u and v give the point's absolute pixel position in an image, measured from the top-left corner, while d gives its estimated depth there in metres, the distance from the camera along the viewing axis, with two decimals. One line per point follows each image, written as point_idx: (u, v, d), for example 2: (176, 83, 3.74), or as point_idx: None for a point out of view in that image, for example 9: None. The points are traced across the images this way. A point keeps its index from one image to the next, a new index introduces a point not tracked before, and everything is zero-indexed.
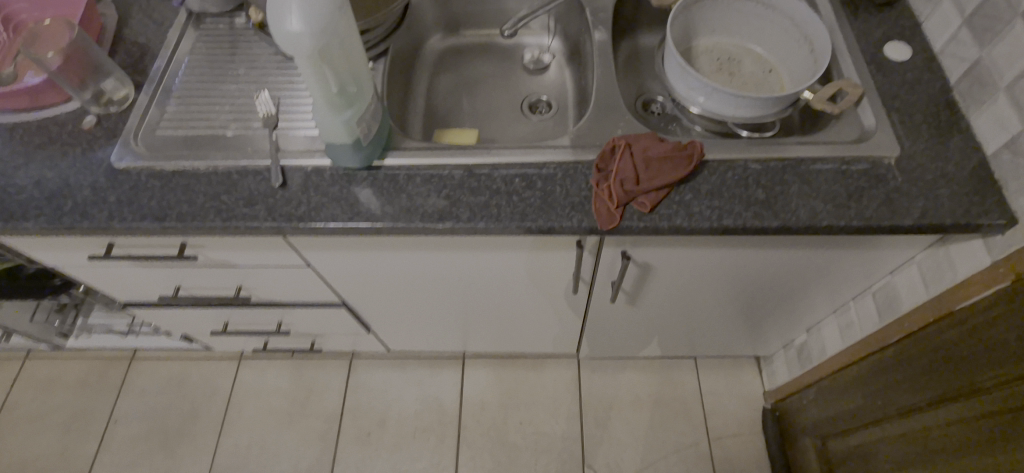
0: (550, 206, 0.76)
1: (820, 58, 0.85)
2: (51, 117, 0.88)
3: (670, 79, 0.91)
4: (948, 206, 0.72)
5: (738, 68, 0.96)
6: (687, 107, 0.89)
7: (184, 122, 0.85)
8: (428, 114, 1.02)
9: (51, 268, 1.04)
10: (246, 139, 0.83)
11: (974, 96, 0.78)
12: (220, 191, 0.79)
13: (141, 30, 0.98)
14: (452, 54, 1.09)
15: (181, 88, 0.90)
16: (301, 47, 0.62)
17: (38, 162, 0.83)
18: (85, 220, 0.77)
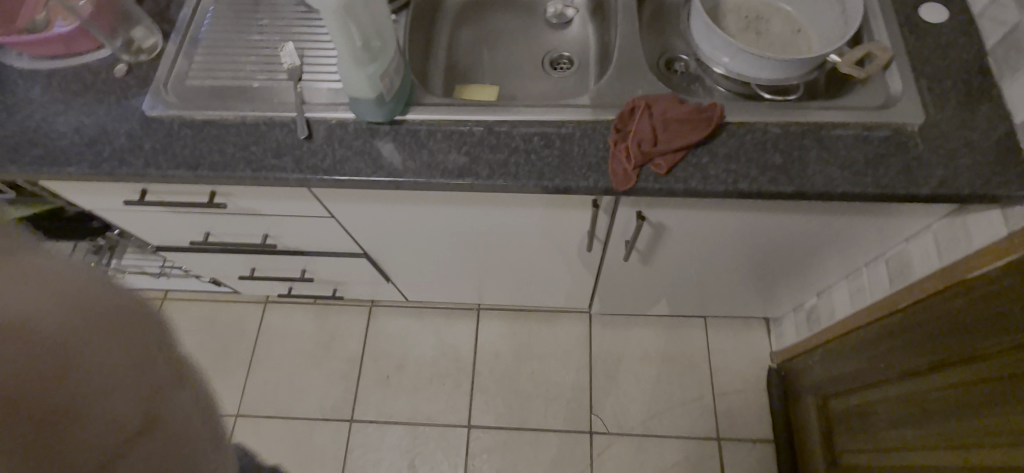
0: (568, 165, 0.77)
1: (851, 19, 0.83)
2: (85, 65, 0.90)
3: (696, 38, 0.90)
4: (969, 175, 0.72)
5: (765, 27, 0.94)
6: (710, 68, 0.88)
7: (213, 73, 0.87)
8: (449, 69, 1.02)
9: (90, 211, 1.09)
10: (274, 91, 0.85)
11: (1008, 63, 0.76)
12: (248, 141, 0.82)
13: None
14: (474, 7, 1.07)
15: (207, 38, 0.91)
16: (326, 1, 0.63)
17: (76, 108, 0.86)
18: (123, 167, 0.81)
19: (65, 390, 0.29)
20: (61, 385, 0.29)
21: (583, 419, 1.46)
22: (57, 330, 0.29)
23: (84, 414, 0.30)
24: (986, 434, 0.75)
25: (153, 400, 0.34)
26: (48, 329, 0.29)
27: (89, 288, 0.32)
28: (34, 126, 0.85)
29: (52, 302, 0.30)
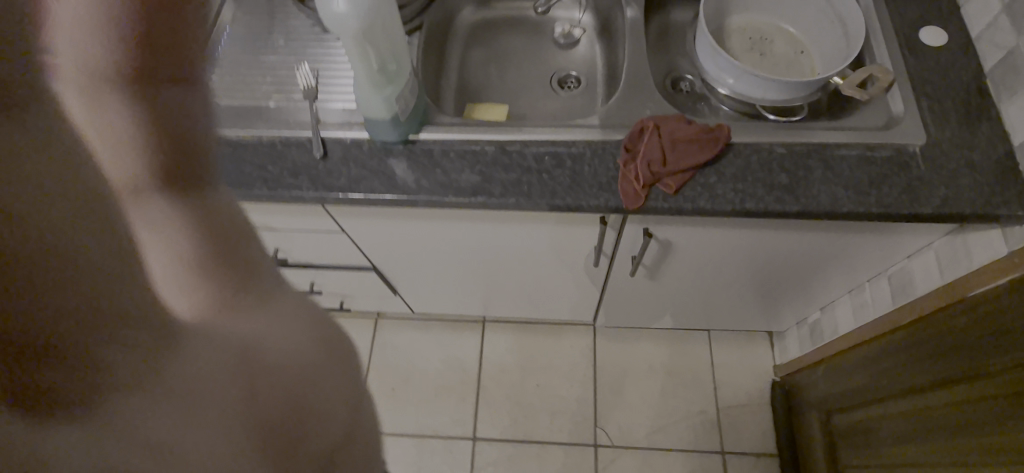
0: (579, 185, 0.79)
1: (853, 42, 0.85)
2: None
3: (701, 59, 0.92)
4: (971, 195, 0.74)
5: (769, 48, 0.96)
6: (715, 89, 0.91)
7: (230, 94, 0.90)
8: (459, 88, 1.04)
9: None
10: (289, 111, 0.87)
11: (1007, 85, 0.78)
12: (265, 160, 0.83)
13: None
14: (483, 28, 1.10)
15: (224, 59, 0.94)
16: (349, 36, 0.66)
17: None
18: None
19: (291, 424, 0.30)
20: (289, 420, 0.29)
21: (589, 432, 1.46)
22: (284, 367, 0.30)
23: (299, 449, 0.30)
24: (990, 451, 0.76)
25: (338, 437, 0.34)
26: (281, 364, 0.30)
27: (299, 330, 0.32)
28: None
29: (283, 340, 0.31)
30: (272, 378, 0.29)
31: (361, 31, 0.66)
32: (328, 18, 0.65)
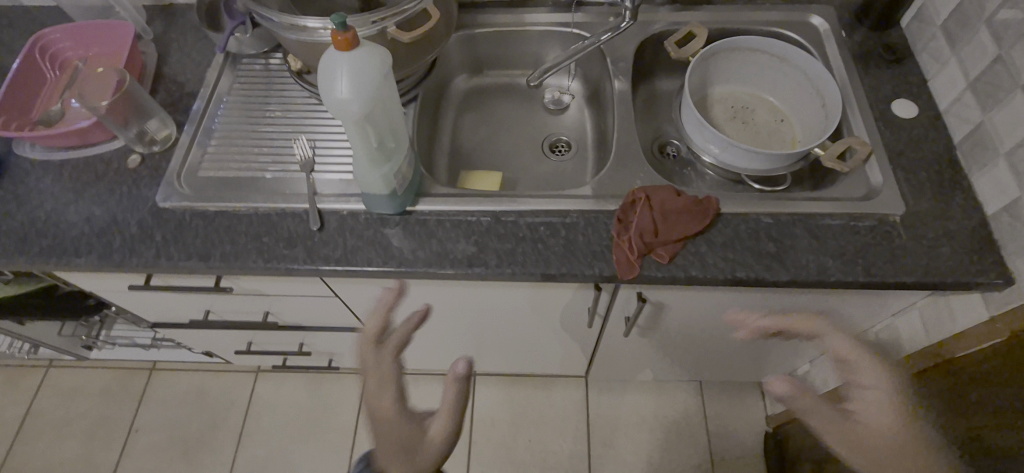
0: (573, 254, 0.80)
1: (832, 114, 0.90)
2: (97, 154, 0.92)
3: (687, 129, 0.96)
4: (949, 263, 0.77)
5: (751, 116, 1.01)
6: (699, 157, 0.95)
7: (226, 164, 0.91)
8: (452, 153, 1.06)
9: (90, 292, 1.09)
10: (285, 182, 0.88)
11: (976, 158, 0.82)
12: (260, 231, 0.83)
13: (181, 69, 1.03)
14: (476, 94, 1.13)
15: (220, 130, 0.95)
16: (348, 118, 0.67)
17: (87, 198, 0.88)
18: (133, 257, 0.82)
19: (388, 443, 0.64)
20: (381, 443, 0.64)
21: None
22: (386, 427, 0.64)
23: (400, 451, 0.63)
24: None
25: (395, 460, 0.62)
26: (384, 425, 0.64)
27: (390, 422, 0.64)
28: (45, 216, 0.86)
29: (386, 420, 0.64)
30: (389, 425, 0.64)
31: (360, 114, 0.67)
32: (329, 99, 0.66)
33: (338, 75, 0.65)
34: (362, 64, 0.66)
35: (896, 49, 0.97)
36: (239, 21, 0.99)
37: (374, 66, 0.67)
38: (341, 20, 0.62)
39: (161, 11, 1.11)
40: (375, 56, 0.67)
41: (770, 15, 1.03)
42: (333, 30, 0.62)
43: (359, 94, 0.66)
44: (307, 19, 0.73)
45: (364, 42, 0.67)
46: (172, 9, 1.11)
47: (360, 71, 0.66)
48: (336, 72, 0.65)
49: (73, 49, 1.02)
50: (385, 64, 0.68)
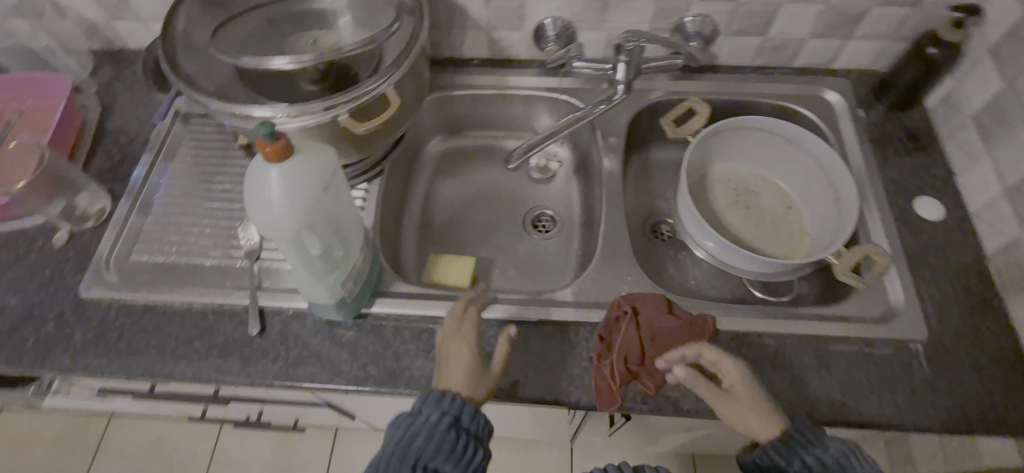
0: (547, 376, 0.70)
1: (846, 213, 0.80)
2: (20, 230, 0.82)
3: (683, 217, 0.87)
4: (979, 406, 0.67)
5: (756, 201, 0.90)
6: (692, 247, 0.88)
7: (162, 246, 0.80)
8: (423, 227, 0.96)
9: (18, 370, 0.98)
10: (227, 272, 0.78)
11: (1011, 275, 0.72)
12: (193, 334, 0.74)
13: (124, 128, 0.93)
14: (454, 157, 1.03)
15: (160, 203, 0.84)
16: (283, 236, 0.57)
17: (3, 284, 0.78)
18: (46, 362, 0.72)
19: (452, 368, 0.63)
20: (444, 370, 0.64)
21: None
22: (457, 355, 0.64)
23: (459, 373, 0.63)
24: None
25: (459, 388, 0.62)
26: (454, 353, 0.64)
27: (456, 354, 0.64)
28: None
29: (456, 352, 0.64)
30: (452, 352, 0.65)
31: (298, 232, 0.57)
32: (260, 214, 0.56)
33: (268, 189, 0.55)
34: (297, 174, 0.56)
35: (917, 135, 0.87)
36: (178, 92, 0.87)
37: (312, 176, 0.57)
38: (270, 129, 0.52)
39: (110, 57, 1.01)
40: (313, 163, 0.57)
41: (780, 88, 0.92)
42: (261, 141, 0.52)
43: (295, 210, 0.56)
44: (252, 107, 0.64)
45: (298, 146, 0.57)
46: (122, 55, 1.01)
47: (297, 179, 0.56)
48: (266, 186, 0.55)
49: (5, 100, 0.91)
50: (325, 171, 0.58)
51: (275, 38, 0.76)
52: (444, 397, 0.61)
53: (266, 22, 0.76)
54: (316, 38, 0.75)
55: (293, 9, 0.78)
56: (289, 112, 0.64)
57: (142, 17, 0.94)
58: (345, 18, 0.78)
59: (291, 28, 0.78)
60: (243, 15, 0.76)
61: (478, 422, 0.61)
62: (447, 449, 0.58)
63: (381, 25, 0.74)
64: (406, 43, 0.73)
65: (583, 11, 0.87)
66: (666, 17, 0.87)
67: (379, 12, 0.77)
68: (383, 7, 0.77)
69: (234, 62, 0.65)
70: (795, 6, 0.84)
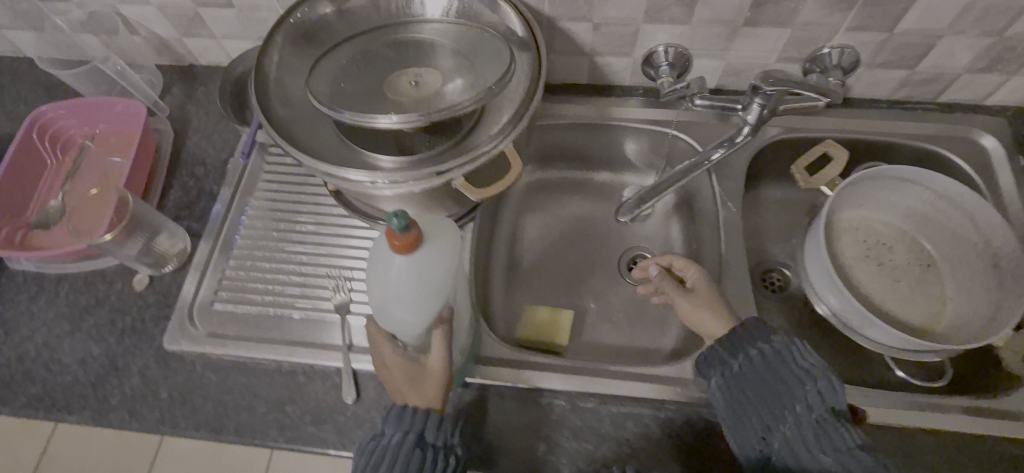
0: (668, 466, 0.64)
1: (1011, 288, 0.70)
2: (99, 270, 0.78)
3: (811, 272, 0.78)
4: None
5: (889, 256, 0.80)
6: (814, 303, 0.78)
7: (247, 295, 0.75)
8: (511, 267, 0.90)
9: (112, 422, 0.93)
10: (316, 327, 0.73)
11: None
12: (283, 398, 0.69)
13: (200, 156, 0.88)
14: (541, 189, 0.96)
15: (241, 244, 0.79)
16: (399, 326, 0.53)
17: (85, 330, 0.74)
18: (133, 421, 0.68)
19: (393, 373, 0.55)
20: (391, 379, 0.56)
21: None
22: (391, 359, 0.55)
23: (405, 380, 0.54)
24: None
25: (419, 396, 0.54)
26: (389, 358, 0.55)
27: (389, 355, 0.55)
28: (36, 353, 0.73)
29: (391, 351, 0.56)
30: (385, 352, 0.56)
31: (417, 322, 0.53)
32: (380, 300, 0.52)
33: (387, 276, 0.51)
34: (421, 266, 0.51)
35: None
36: (261, 123, 0.81)
37: (437, 267, 0.52)
38: (404, 221, 0.47)
39: (181, 74, 0.95)
40: (439, 252, 0.52)
41: (922, 128, 0.81)
42: (390, 232, 0.47)
43: (412, 303, 0.51)
44: (347, 170, 0.60)
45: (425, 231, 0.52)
46: (193, 72, 0.95)
47: (428, 264, 0.51)
48: (385, 271, 0.51)
49: (78, 127, 0.87)
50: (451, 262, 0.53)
51: (370, 76, 0.69)
52: (404, 411, 0.53)
53: (363, 59, 0.70)
54: (417, 78, 0.68)
55: (390, 45, 0.72)
56: (388, 180, 0.60)
57: (217, 35, 0.88)
58: (448, 56, 0.70)
59: (387, 64, 0.70)
60: (336, 51, 0.69)
61: (444, 432, 0.52)
62: (418, 466, 0.50)
63: (493, 76, 0.65)
64: (520, 98, 0.65)
65: (705, 39, 0.77)
66: (800, 46, 0.76)
67: (489, 53, 0.68)
68: (495, 47, 0.68)
69: (334, 116, 0.60)
70: (961, 38, 0.72)
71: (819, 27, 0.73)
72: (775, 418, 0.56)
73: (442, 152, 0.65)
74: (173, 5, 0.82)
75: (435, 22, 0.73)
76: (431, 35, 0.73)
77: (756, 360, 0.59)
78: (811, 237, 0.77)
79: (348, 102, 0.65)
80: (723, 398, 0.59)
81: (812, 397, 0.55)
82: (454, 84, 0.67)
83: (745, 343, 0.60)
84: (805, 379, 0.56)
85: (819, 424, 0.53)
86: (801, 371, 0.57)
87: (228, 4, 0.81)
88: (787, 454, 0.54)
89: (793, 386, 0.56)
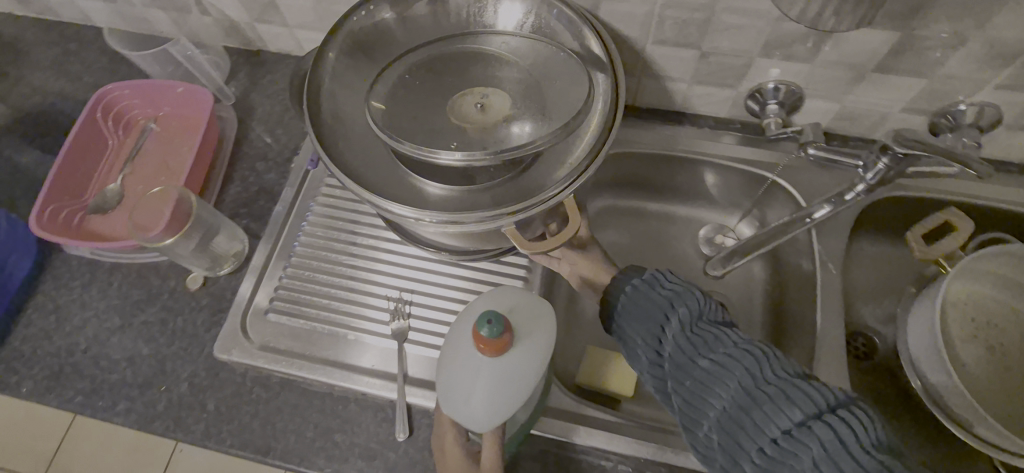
0: None
1: None
2: (153, 263, 0.76)
3: (914, 344, 0.69)
4: None
5: (1002, 339, 0.72)
6: (908, 377, 0.70)
7: (302, 309, 0.72)
8: (573, 300, 0.84)
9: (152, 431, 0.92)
10: (370, 353, 0.69)
11: None
12: (332, 425, 0.66)
13: (260, 150, 0.84)
14: (611, 217, 0.89)
15: (300, 251, 0.75)
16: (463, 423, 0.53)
17: (136, 326, 0.72)
18: (178, 431, 0.66)
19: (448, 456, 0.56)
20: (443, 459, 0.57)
21: None
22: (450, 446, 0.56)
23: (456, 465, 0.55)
24: None
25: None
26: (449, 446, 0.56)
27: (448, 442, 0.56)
28: (85, 346, 0.71)
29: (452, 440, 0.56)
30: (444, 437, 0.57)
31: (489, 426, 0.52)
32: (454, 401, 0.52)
33: (465, 372, 0.52)
34: (506, 373, 0.51)
35: None
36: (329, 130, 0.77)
37: (518, 379, 0.52)
38: (496, 327, 0.49)
39: (247, 59, 0.91)
40: (526, 361, 0.52)
41: None
42: (481, 333, 0.50)
43: (485, 405, 0.51)
44: (394, 204, 0.56)
45: (518, 335, 0.53)
46: (259, 57, 0.91)
47: (512, 377, 0.51)
48: (465, 367, 0.52)
49: (141, 107, 0.84)
50: (537, 375, 0.52)
51: (431, 93, 0.64)
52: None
53: (428, 71, 0.65)
54: (482, 99, 0.62)
55: (459, 58, 0.66)
56: (439, 221, 0.56)
57: (290, 24, 0.83)
58: (517, 78, 0.64)
59: (451, 78, 0.65)
60: (402, 57, 0.66)
61: None
62: None
63: (566, 115, 0.59)
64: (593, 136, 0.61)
65: (823, 79, 0.69)
66: (932, 99, 0.68)
67: (564, 80, 0.63)
68: (572, 78, 0.62)
69: (392, 144, 0.57)
70: None
71: (962, 82, 0.65)
72: (658, 343, 0.57)
73: (494, 188, 0.62)
74: None
75: (508, 36, 0.67)
76: (501, 50, 0.67)
77: (634, 292, 0.60)
78: (925, 308, 0.69)
79: (404, 123, 0.60)
80: (619, 339, 0.61)
81: (683, 316, 0.56)
82: (523, 113, 0.61)
83: (622, 282, 0.62)
84: (675, 300, 0.58)
85: (696, 336, 0.55)
86: (668, 293, 0.58)
87: None
88: (674, 371, 0.55)
89: (665, 308, 0.57)
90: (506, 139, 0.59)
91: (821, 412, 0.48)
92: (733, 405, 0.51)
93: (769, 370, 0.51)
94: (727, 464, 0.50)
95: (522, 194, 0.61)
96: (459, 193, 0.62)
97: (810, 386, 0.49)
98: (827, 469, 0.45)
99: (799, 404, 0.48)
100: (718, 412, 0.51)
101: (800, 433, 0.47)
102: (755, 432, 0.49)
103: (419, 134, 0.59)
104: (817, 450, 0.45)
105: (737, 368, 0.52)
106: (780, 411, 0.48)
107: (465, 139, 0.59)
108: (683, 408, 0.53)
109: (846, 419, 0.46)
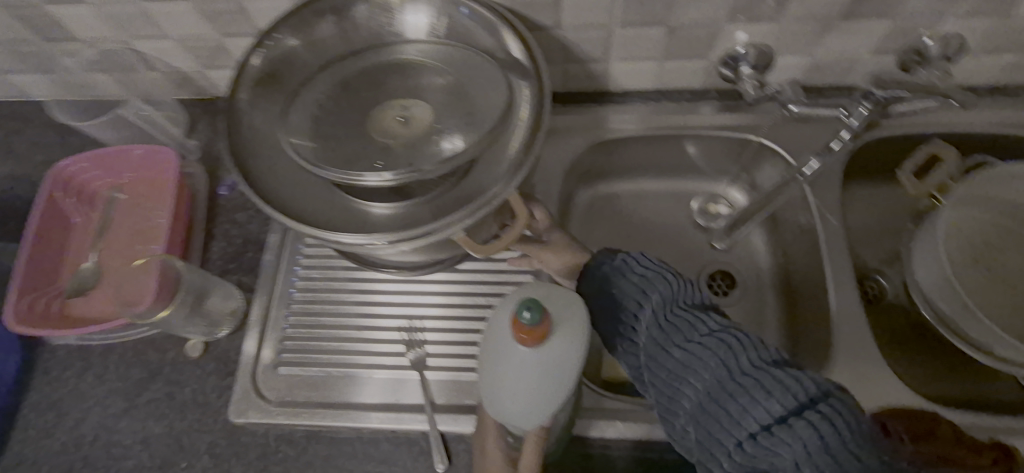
0: None
1: None
2: (147, 337, 0.72)
3: (922, 277, 0.71)
4: None
5: (1002, 257, 0.73)
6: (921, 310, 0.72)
7: (312, 356, 0.69)
8: None
9: None
10: (391, 386, 0.67)
11: None
12: (368, 468, 0.64)
13: (237, 200, 0.80)
14: (603, 204, 0.87)
15: (299, 297, 0.73)
16: (506, 410, 0.51)
17: (143, 406, 0.68)
18: None
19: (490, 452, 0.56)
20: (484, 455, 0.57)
21: None
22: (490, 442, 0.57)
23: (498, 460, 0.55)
24: None
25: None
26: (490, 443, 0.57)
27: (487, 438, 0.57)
28: (93, 436, 0.67)
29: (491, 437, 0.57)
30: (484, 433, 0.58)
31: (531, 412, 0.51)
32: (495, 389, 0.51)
33: (507, 360, 0.50)
34: (548, 358, 0.49)
35: None
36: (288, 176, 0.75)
37: (562, 363, 0.49)
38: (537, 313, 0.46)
39: (204, 107, 0.87)
40: (567, 346, 0.49)
41: None
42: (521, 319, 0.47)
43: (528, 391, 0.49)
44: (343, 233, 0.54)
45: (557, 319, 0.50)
46: (216, 104, 0.87)
47: (557, 362, 0.49)
48: (506, 355, 0.50)
49: (101, 178, 0.80)
50: (579, 356, 0.50)
51: (352, 113, 0.62)
52: None
53: (340, 88, 0.65)
54: (404, 113, 0.61)
55: (373, 72, 0.65)
56: (386, 240, 0.54)
57: None
58: (438, 85, 0.63)
59: (370, 95, 0.64)
60: (314, 79, 0.65)
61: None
62: None
63: (493, 122, 0.59)
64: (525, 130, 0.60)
65: (793, 34, 0.69)
66: (900, 37, 0.68)
67: (483, 80, 0.63)
68: (493, 81, 0.62)
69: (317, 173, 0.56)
70: None
71: (927, 16, 0.65)
72: (633, 332, 0.57)
73: (436, 198, 0.60)
74: (195, 36, 0.74)
75: (423, 44, 0.67)
76: (417, 58, 0.66)
77: (605, 281, 0.58)
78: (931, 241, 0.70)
79: (330, 150, 0.59)
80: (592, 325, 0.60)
81: (657, 304, 0.56)
82: (448, 124, 0.60)
83: (593, 271, 0.60)
84: (646, 289, 0.57)
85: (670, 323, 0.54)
86: (639, 280, 0.57)
87: (256, 31, 0.72)
88: (649, 360, 0.54)
89: (637, 296, 0.57)
90: (439, 149, 0.57)
91: (800, 406, 0.47)
92: (710, 398, 0.51)
93: (745, 361, 0.51)
94: (704, 456, 0.50)
95: (465, 198, 0.59)
96: (400, 208, 0.59)
97: (788, 377, 0.49)
98: (805, 466, 0.45)
99: (777, 397, 0.48)
100: (693, 404, 0.51)
101: (776, 429, 0.47)
102: (732, 427, 0.49)
103: (344, 158, 0.58)
104: (797, 448, 0.45)
105: (713, 360, 0.51)
106: (758, 403, 0.48)
107: (391, 156, 0.57)
108: (661, 398, 0.53)
109: (825, 414, 0.46)
